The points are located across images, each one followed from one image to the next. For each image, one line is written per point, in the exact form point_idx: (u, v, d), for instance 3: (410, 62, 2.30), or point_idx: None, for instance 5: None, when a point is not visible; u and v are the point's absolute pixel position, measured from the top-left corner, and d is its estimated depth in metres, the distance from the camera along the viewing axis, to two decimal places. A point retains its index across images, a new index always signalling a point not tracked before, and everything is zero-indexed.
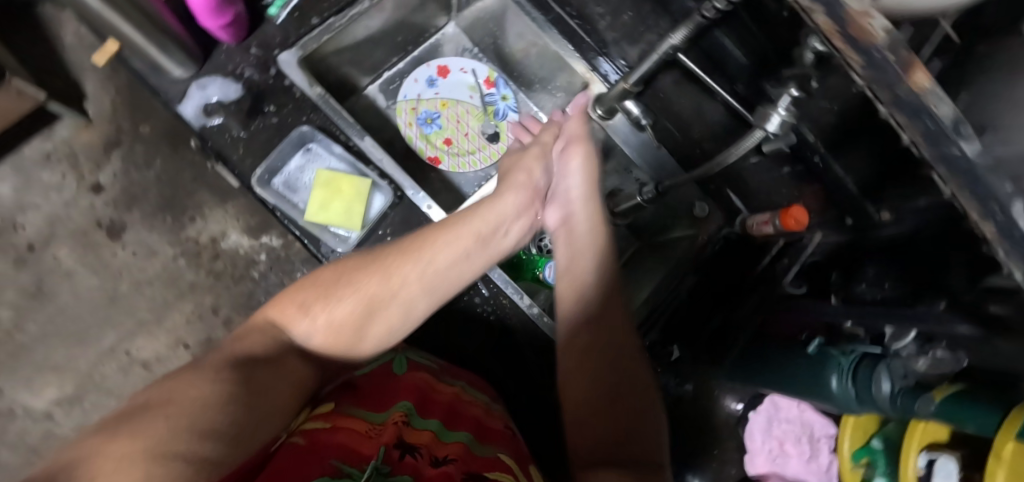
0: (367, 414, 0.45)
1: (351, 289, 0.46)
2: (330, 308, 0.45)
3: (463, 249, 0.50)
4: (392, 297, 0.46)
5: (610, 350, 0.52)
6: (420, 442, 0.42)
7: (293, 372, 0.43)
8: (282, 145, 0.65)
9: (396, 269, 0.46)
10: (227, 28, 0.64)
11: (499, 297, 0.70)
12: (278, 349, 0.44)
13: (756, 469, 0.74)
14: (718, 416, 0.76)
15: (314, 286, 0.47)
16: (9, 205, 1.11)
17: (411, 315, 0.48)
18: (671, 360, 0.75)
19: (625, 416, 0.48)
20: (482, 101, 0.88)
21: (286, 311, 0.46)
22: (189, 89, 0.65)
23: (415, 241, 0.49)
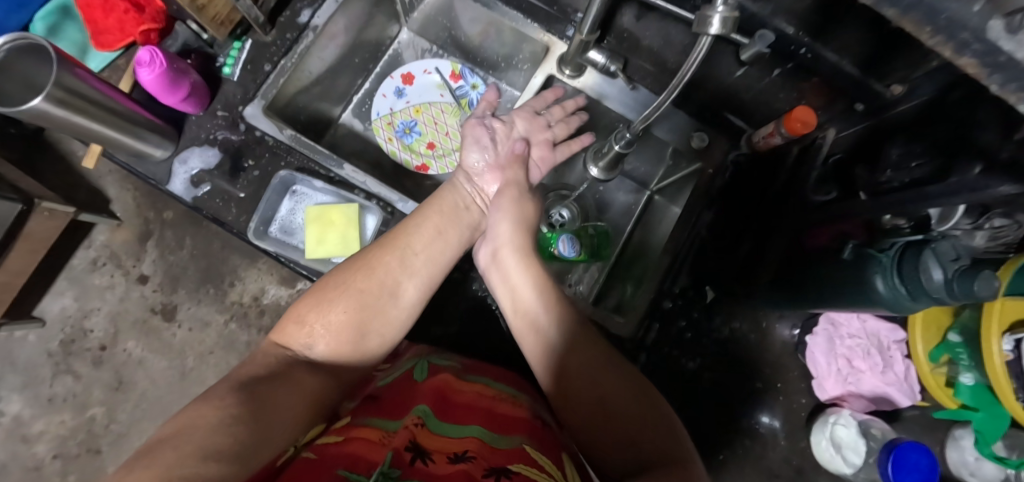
0: (382, 422, 0.47)
1: (342, 291, 0.53)
2: (324, 314, 0.52)
3: (434, 232, 0.60)
4: (380, 287, 0.54)
5: (604, 391, 0.52)
6: (432, 447, 0.44)
7: (306, 374, 0.48)
8: (268, 194, 0.66)
9: (378, 261, 0.55)
10: (187, 99, 0.65)
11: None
12: (292, 362, 0.49)
13: (830, 395, 0.69)
14: (774, 347, 0.72)
15: (309, 297, 0.53)
16: (75, 313, 1.21)
17: (405, 301, 0.55)
18: (708, 301, 0.72)
19: (640, 436, 0.47)
20: (454, 96, 0.87)
21: (286, 330, 0.52)
22: (173, 167, 0.68)
23: (392, 238, 0.57)
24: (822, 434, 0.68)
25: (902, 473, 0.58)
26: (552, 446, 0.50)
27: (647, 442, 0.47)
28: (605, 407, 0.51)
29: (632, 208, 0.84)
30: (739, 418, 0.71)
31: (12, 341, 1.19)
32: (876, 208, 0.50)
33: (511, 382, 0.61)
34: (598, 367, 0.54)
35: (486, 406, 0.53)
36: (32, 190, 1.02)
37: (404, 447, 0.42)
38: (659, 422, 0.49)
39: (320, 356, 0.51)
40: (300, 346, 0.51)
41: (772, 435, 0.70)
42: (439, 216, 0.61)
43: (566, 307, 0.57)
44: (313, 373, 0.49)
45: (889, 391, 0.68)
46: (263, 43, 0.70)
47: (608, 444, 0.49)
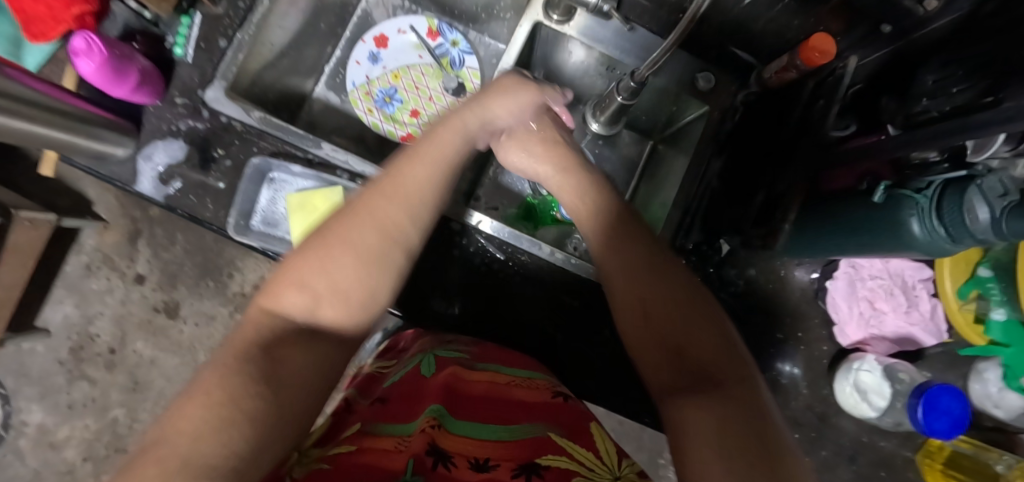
0: (394, 430, 0.45)
1: (340, 242, 0.44)
2: (324, 272, 0.42)
3: (434, 173, 0.50)
4: (383, 233, 0.45)
5: (655, 294, 0.44)
6: (454, 449, 0.42)
7: (299, 349, 0.40)
8: (242, 184, 0.61)
9: (378, 211, 0.46)
10: (140, 88, 0.58)
11: (517, 255, 0.67)
12: (286, 336, 0.40)
13: (853, 340, 0.66)
14: (796, 294, 0.68)
15: (298, 260, 0.44)
16: (78, 320, 1.19)
17: (407, 244, 0.46)
18: (721, 256, 0.68)
19: (698, 355, 0.41)
20: (434, 56, 0.80)
21: (279, 293, 0.42)
22: (137, 165, 0.62)
23: (389, 178, 0.48)
24: (846, 380, 0.64)
25: (934, 419, 0.54)
26: (575, 426, 0.48)
27: (693, 348, 0.41)
28: (651, 287, 0.44)
29: (635, 162, 0.80)
30: (759, 371, 0.67)
31: (20, 354, 1.18)
32: (907, 144, 0.45)
33: (523, 364, 0.58)
34: (654, 270, 0.45)
35: (501, 394, 0.51)
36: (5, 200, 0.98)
37: (425, 451, 0.40)
38: (714, 338, 0.41)
39: (327, 316, 0.42)
40: (285, 323, 0.41)
41: (794, 384, 0.67)
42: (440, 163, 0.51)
43: (609, 207, 0.52)
44: (310, 339, 0.41)
45: (913, 332, 0.65)
46: (213, 16, 0.63)
47: (647, 334, 0.43)
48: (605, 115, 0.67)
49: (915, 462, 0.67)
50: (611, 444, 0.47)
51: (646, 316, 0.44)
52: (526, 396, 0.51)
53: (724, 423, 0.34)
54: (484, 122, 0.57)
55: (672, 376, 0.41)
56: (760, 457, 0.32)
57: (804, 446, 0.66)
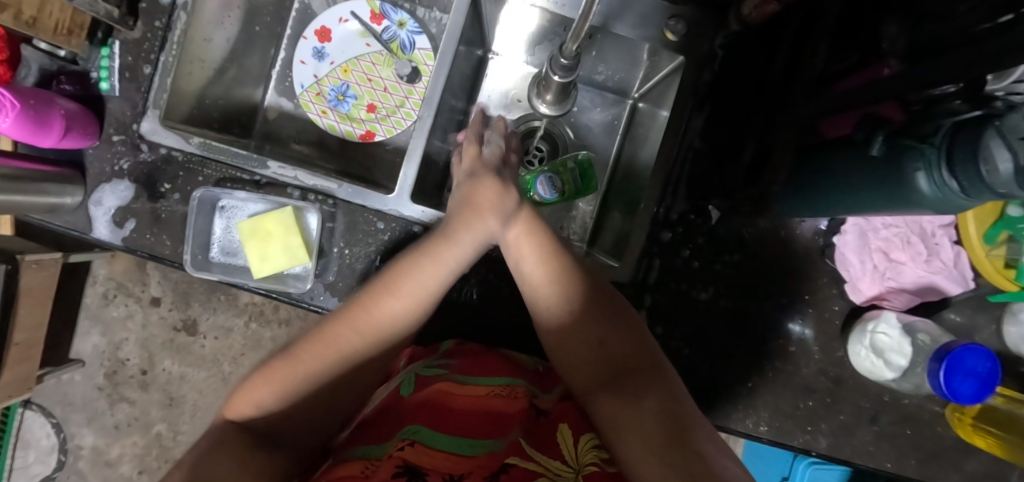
0: (362, 451, 0.42)
1: (302, 361, 0.47)
2: (282, 390, 0.46)
3: (406, 299, 0.51)
4: (340, 358, 0.48)
5: (600, 335, 0.50)
6: (427, 466, 0.39)
7: (265, 453, 0.42)
8: (194, 217, 0.58)
9: (335, 334, 0.49)
10: (68, 134, 0.56)
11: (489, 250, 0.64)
12: (243, 439, 0.43)
13: (867, 296, 0.60)
14: (802, 252, 0.61)
15: (259, 376, 0.47)
16: (107, 347, 1.19)
17: (352, 359, 0.49)
18: (712, 224, 0.62)
19: (632, 370, 0.48)
20: (382, 42, 0.74)
21: (238, 407, 0.45)
22: (89, 212, 0.60)
23: (351, 302, 0.51)
24: (861, 341, 0.59)
25: (956, 381, 0.50)
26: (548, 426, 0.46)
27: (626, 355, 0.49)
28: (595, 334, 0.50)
29: (613, 124, 0.72)
30: (765, 339, 0.62)
31: (60, 384, 1.20)
32: (921, 82, 0.36)
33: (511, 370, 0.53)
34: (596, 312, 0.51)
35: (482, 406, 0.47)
36: (8, 244, 0.83)
37: (394, 475, 0.37)
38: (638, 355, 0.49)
39: (266, 426, 0.45)
40: (264, 414, 0.45)
41: (804, 349, 0.62)
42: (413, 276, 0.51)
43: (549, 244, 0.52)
44: (276, 447, 0.43)
45: (935, 280, 0.59)
46: (131, 40, 0.60)
47: (577, 364, 0.50)
48: (551, 93, 0.64)
49: (943, 415, 0.62)
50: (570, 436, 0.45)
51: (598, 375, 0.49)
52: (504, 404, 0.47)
53: (648, 424, 0.41)
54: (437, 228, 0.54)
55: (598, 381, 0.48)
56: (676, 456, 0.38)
57: (819, 412, 0.62)
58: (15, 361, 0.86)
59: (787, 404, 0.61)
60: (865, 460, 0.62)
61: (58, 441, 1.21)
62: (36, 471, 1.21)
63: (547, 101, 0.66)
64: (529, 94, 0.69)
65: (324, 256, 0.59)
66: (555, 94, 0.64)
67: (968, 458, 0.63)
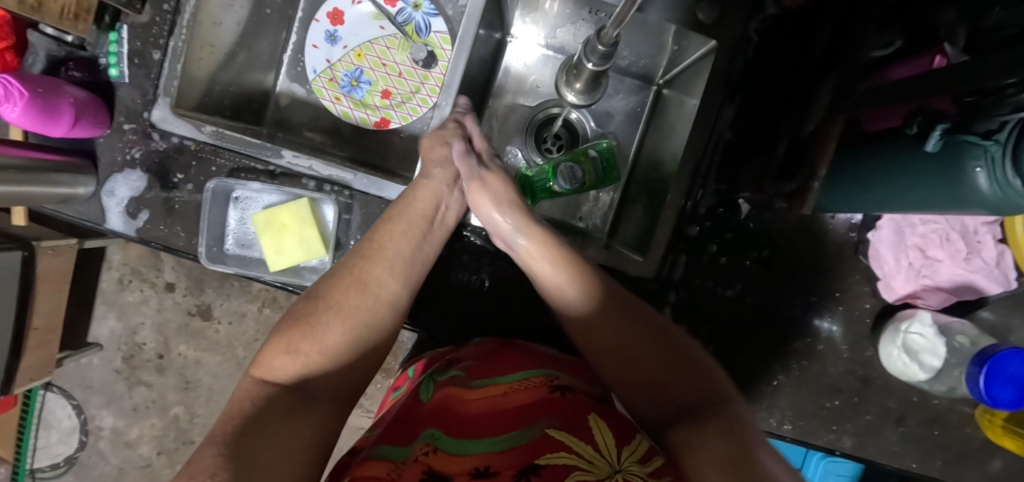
0: (385, 452, 0.41)
1: (332, 313, 0.45)
2: (321, 341, 0.43)
3: (416, 236, 0.51)
4: (374, 304, 0.47)
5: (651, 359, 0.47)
6: (449, 471, 0.37)
7: (310, 414, 0.40)
8: (207, 209, 0.57)
9: (366, 275, 0.47)
10: (77, 124, 0.55)
11: None
12: (285, 397, 0.40)
13: (902, 294, 0.57)
14: (832, 248, 0.59)
15: (289, 340, 0.43)
16: (123, 332, 1.20)
17: (379, 326, 0.47)
18: (740, 218, 0.60)
19: (693, 392, 0.44)
20: (396, 24, 0.71)
21: (273, 358, 0.42)
22: (102, 203, 0.59)
23: (369, 244, 0.49)
24: (892, 342, 0.57)
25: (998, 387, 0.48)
26: (577, 420, 0.41)
27: (683, 388, 0.45)
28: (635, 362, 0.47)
29: (637, 111, 0.69)
30: (792, 338, 0.60)
31: (79, 368, 1.21)
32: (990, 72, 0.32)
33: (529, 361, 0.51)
34: (649, 339, 0.47)
35: (504, 405, 0.45)
36: (25, 231, 0.81)
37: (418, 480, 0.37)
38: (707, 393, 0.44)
39: (320, 387, 0.43)
40: (306, 375, 0.42)
41: (831, 347, 0.60)
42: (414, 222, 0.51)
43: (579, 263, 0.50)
44: (316, 405, 0.41)
45: (974, 279, 0.56)
46: (139, 25, 0.59)
47: (633, 384, 0.47)
48: (581, 81, 0.61)
49: (973, 417, 0.60)
50: (609, 434, 0.40)
51: (665, 403, 0.45)
52: (527, 397, 0.45)
53: (716, 447, 0.37)
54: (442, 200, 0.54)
55: (660, 415, 0.45)
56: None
57: (845, 413, 0.60)
58: (33, 346, 0.85)
59: (812, 403, 0.60)
60: (889, 460, 0.61)
61: (78, 422, 1.23)
62: (59, 452, 1.24)
63: (578, 90, 0.64)
64: (556, 82, 0.66)
65: (340, 248, 0.60)
66: (584, 82, 0.61)
67: (998, 461, 0.61)
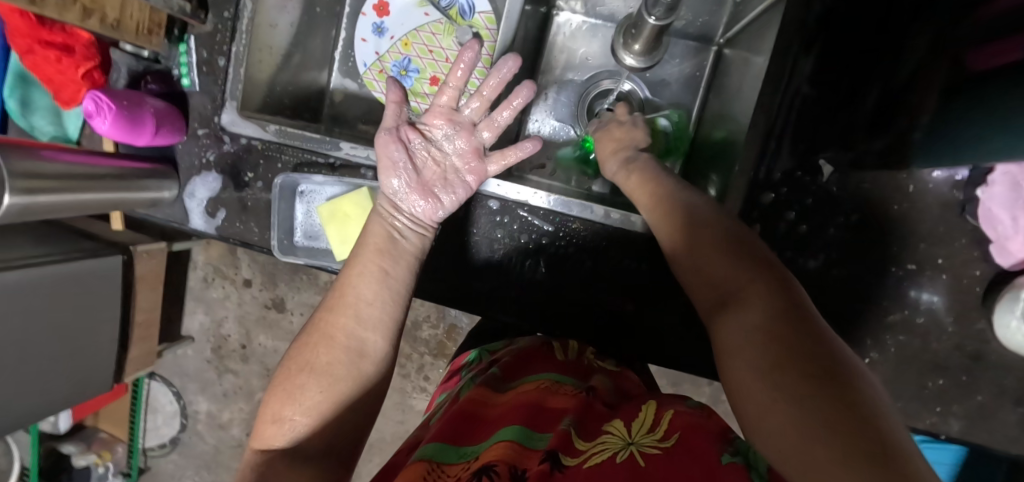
0: (425, 452, 0.39)
1: (307, 372, 0.43)
2: (299, 402, 0.42)
3: (377, 268, 0.47)
4: (345, 350, 0.44)
5: (709, 256, 0.39)
6: (495, 458, 0.36)
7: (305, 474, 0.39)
8: (276, 204, 0.59)
9: (331, 327, 0.44)
10: (159, 132, 0.59)
11: (568, 224, 0.61)
12: (278, 463, 0.40)
13: (1021, 258, 0.51)
14: (927, 209, 0.54)
15: (274, 406, 0.42)
16: (210, 325, 1.30)
17: (363, 379, 0.44)
18: (823, 181, 0.55)
19: (728, 274, 0.37)
20: (440, 9, 0.72)
21: (263, 430, 0.42)
22: (185, 204, 0.64)
23: (335, 292, 0.47)
24: (1011, 310, 0.50)
25: None
26: (594, 417, 0.43)
27: (717, 269, 0.38)
28: (675, 220, 0.43)
29: (694, 77, 0.67)
30: (886, 312, 0.55)
31: (177, 358, 1.33)
32: None
33: (569, 371, 0.53)
34: (678, 213, 0.43)
35: (538, 402, 0.45)
36: (122, 237, 0.88)
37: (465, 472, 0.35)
38: (751, 282, 0.36)
39: (311, 444, 0.41)
40: (297, 440, 0.41)
41: (932, 321, 0.54)
42: (376, 253, 0.48)
43: (660, 187, 0.46)
44: (306, 466, 0.40)
45: None
46: (205, 34, 0.61)
47: (683, 271, 0.41)
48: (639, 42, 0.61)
49: None
50: (620, 423, 0.40)
51: (705, 284, 0.39)
52: (558, 402, 0.45)
53: (758, 344, 0.31)
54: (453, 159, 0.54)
55: (707, 297, 0.39)
56: (823, 392, 0.27)
57: (950, 391, 0.54)
58: (137, 340, 0.92)
59: (910, 382, 0.55)
60: (1006, 446, 0.55)
61: (178, 407, 1.35)
62: (164, 433, 1.37)
63: (637, 52, 0.63)
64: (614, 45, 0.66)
65: None
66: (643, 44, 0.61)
67: None
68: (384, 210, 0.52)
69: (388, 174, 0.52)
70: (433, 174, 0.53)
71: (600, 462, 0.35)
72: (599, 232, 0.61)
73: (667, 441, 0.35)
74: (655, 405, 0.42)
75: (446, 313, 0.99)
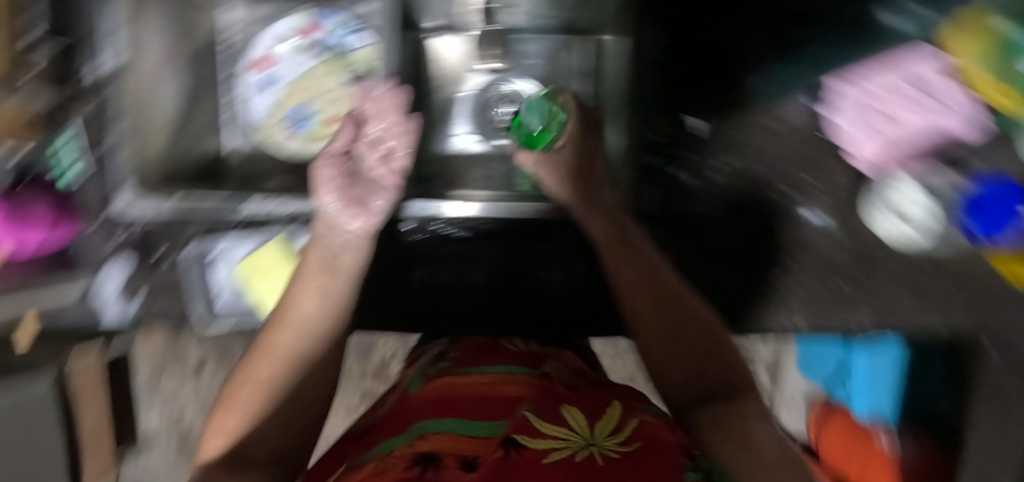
0: (379, 451, 0.41)
1: (253, 385, 0.46)
2: (243, 410, 0.46)
3: (318, 289, 0.49)
4: (288, 363, 0.47)
5: (690, 338, 0.52)
6: (442, 448, 0.38)
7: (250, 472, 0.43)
8: (185, 275, 0.61)
9: (272, 344, 0.48)
10: (58, 220, 0.62)
11: (487, 224, 0.64)
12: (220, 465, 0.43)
13: (875, 163, 0.58)
14: (790, 136, 0.60)
15: (224, 414, 0.46)
16: (170, 419, 1.24)
17: (307, 383, 0.48)
18: (698, 134, 0.62)
19: (715, 371, 0.50)
20: (321, 52, 0.74)
21: (209, 440, 0.45)
22: (100, 299, 0.62)
23: (276, 311, 0.50)
24: (875, 208, 0.58)
25: (984, 215, 0.55)
26: (551, 400, 0.47)
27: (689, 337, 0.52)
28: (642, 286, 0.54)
29: (570, 66, 0.75)
30: (778, 234, 0.59)
31: (142, 463, 1.26)
32: None
33: (512, 358, 0.57)
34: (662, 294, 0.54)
35: (487, 392, 0.48)
36: None
37: (411, 457, 0.37)
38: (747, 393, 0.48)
39: (258, 448, 0.45)
40: (242, 442, 0.45)
41: (824, 235, 0.59)
42: (315, 275, 0.50)
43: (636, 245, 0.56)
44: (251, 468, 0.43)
45: (937, 122, 0.57)
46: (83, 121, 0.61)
47: (659, 338, 0.53)
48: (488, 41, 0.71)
49: None
50: (580, 417, 0.45)
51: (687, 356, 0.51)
52: (507, 391, 0.48)
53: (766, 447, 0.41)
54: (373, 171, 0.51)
55: (685, 377, 0.51)
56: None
57: (854, 293, 0.60)
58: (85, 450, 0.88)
59: (819, 293, 0.60)
60: (915, 330, 0.59)
61: None
62: None
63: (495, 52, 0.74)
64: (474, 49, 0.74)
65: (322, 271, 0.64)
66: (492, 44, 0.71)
67: None
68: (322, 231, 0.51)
69: (322, 188, 0.49)
70: (363, 179, 0.51)
71: (563, 457, 0.38)
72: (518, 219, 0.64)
73: (624, 448, 0.41)
74: (619, 411, 0.48)
75: (405, 344, 0.99)
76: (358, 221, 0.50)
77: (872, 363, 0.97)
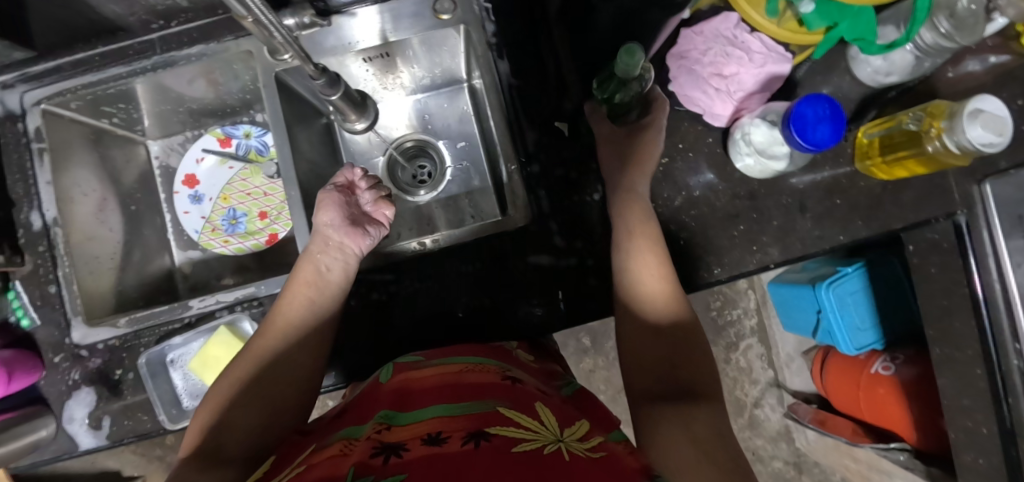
0: (343, 434, 0.42)
1: (251, 356, 0.54)
2: (247, 370, 0.52)
3: (313, 277, 0.57)
4: (292, 332, 0.55)
5: (677, 353, 0.51)
6: (403, 438, 0.38)
7: (218, 472, 0.44)
8: (148, 383, 0.63)
9: (278, 318, 0.56)
10: (13, 377, 0.61)
11: (426, 247, 0.66)
12: (219, 416, 0.49)
13: (730, 115, 0.65)
14: None
15: (207, 421, 0.49)
16: None
17: (309, 346, 0.55)
18: (567, 134, 0.67)
19: (695, 384, 0.48)
20: (240, 158, 0.81)
21: (207, 404, 0.51)
22: (69, 430, 0.64)
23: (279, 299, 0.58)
24: (741, 152, 0.65)
25: (811, 131, 0.55)
26: (523, 400, 0.45)
27: (684, 364, 0.50)
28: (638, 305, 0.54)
29: (463, 110, 0.82)
30: (672, 198, 0.67)
31: None
32: None
33: (479, 351, 0.56)
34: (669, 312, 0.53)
35: (457, 380, 0.48)
36: None
37: (371, 451, 0.37)
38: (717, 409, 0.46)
39: (235, 450, 0.46)
40: (218, 443, 0.47)
41: (709, 189, 0.67)
42: (310, 271, 0.57)
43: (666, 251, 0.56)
44: (224, 465, 0.45)
45: (770, 69, 0.64)
46: (27, 275, 0.66)
47: (653, 364, 0.51)
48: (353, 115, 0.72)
49: (858, 171, 0.67)
50: (553, 416, 0.43)
51: (673, 382, 0.49)
52: (481, 379, 0.48)
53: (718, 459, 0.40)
54: (370, 226, 0.60)
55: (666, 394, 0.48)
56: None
57: (753, 230, 0.66)
58: None
59: (722, 239, 0.66)
60: (819, 245, 0.66)
61: None
62: None
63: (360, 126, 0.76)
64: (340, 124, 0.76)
65: None
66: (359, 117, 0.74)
67: (900, 192, 0.67)
68: (317, 248, 0.57)
69: (326, 208, 0.57)
70: (357, 212, 0.60)
71: (529, 448, 0.37)
72: (453, 242, 0.66)
73: (594, 454, 0.38)
74: (584, 427, 0.43)
75: None
76: (354, 240, 0.58)
77: (839, 297, 0.96)
